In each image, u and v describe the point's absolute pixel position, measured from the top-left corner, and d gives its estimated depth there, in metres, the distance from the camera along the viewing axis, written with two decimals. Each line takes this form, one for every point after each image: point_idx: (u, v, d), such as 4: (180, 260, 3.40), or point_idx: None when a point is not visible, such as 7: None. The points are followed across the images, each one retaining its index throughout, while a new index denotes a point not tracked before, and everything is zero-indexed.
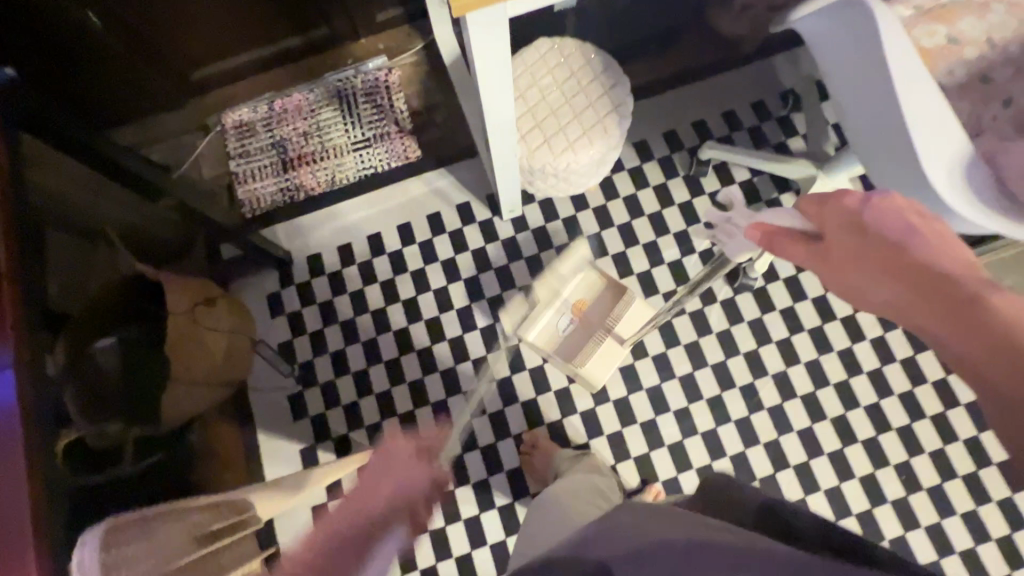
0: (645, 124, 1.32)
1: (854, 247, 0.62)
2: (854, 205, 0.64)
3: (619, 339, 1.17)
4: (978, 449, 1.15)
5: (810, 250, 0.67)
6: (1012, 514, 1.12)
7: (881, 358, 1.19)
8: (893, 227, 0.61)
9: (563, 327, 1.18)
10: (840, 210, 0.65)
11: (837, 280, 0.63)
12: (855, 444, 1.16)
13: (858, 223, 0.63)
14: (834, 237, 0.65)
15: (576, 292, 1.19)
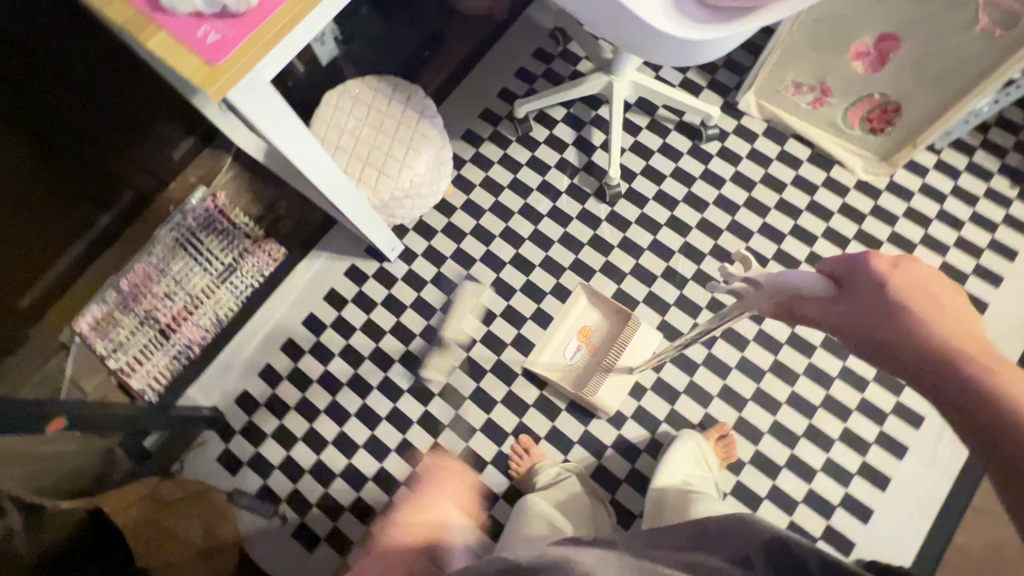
0: (462, 119, 1.42)
1: (895, 320, 0.53)
2: (896, 270, 0.54)
3: (627, 368, 1.19)
4: (862, 197, 1.30)
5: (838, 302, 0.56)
6: (915, 220, 1.28)
7: (751, 181, 1.33)
8: (936, 300, 0.53)
9: (571, 360, 1.23)
10: (883, 277, 0.54)
11: (878, 350, 0.54)
12: (775, 260, 1.28)
13: (902, 292, 0.53)
14: (877, 302, 0.54)
15: (580, 321, 1.25)
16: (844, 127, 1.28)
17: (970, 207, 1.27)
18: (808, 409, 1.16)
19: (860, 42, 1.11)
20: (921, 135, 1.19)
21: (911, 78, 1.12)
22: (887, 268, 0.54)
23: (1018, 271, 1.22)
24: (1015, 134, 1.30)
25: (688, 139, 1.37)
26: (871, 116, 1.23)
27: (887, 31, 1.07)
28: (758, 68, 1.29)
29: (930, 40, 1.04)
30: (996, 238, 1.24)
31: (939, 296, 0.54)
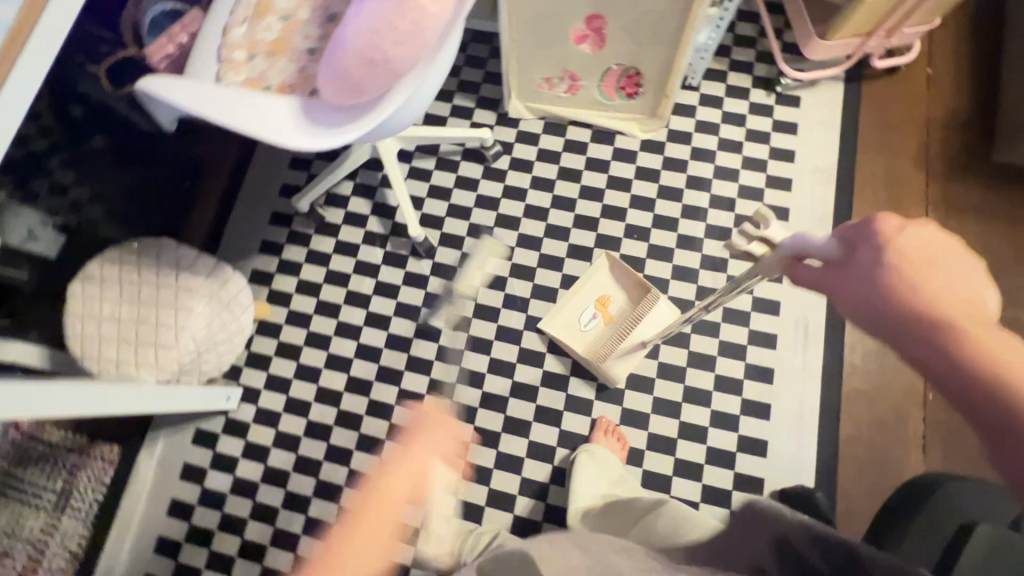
0: (253, 234, 1.34)
1: (883, 286, 0.52)
2: (904, 231, 0.52)
3: (640, 342, 1.17)
4: (650, 156, 1.34)
5: (834, 275, 0.56)
6: (703, 158, 1.33)
7: (549, 180, 1.34)
8: (936, 268, 0.51)
9: (586, 327, 1.22)
10: (885, 246, 0.52)
11: (866, 314, 0.53)
12: (598, 246, 1.30)
13: (901, 262, 0.52)
14: (867, 268, 0.53)
15: (598, 288, 1.24)
16: (605, 100, 1.31)
17: (742, 128, 1.34)
18: (677, 375, 1.19)
19: (575, 29, 1.13)
20: (667, 86, 1.23)
21: (633, 47, 1.15)
22: (896, 231, 0.52)
23: (801, 169, 1.30)
24: (753, 46, 1.38)
25: (477, 164, 1.36)
26: (621, 84, 1.26)
27: (589, 14, 1.09)
28: (506, 75, 1.29)
29: (625, 9, 1.07)
30: (773, 147, 1.32)
31: (943, 261, 0.52)
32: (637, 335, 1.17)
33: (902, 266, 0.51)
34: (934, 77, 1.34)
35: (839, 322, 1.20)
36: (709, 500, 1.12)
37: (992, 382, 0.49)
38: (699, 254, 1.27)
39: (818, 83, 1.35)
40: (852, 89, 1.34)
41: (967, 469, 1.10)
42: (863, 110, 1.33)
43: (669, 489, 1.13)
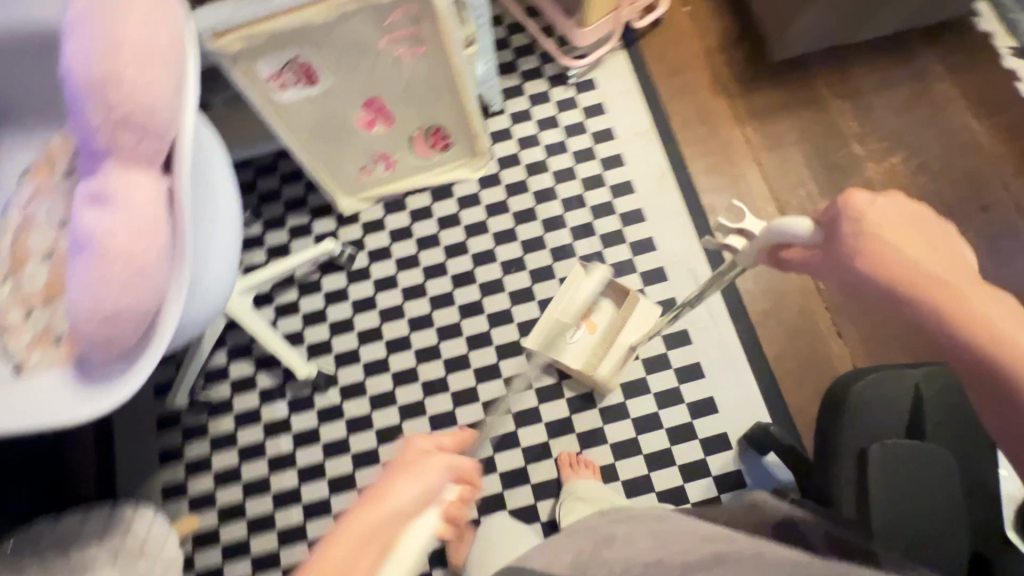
0: (145, 451, 1.23)
1: (861, 254, 0.53)
2: (873, 204, 0.54)
3: (630, 347, 1.16)
4: (491, 189, 1.36)
5: (819, 255, 0.58)
6: (538, 169, 1.36)
7: (411, 255, 1.33)
8: (907, 237, 0.52)
9: (575, 341, 1.19)
10: (852, 223, 0.54)
11: (854, 283, 0.54)
12: (485, 294, 1.29)
13: (867, 237, 0.53)
14: (843, 247, 0.55)
15: (578, 300, 1.19)
16: (426, 161, 1.31)
17: (559, 128, 1.38)
18: None
19: (359, 117, 1.12)
20: (471, 127, 1.24)
21: (419, 109, 1.15)
22: (863, 205, 0.54)
23: (625, 140, 1.36)
24: (532, 54, 1.44)
25: (338, 273, 1.32)
26: (431, 142, 1.26)
27: (364, 99, 1.08)
28: (321, 181, 1.26)
29: (393, 82, 1.06)
30: (592, 132, 1.37)
31: (915, 229, 0.53)
32: (627, 339, 1.17)
33: (876, 237, 0.53)
34: (692, 12, 1.45)
35: (719, 260, 1.26)
36: (690, 476, 1.13)
37: (984, 333, 0.49)
38: (576, 257, 1.30)
39: (602, 60, 1.42)
40: (631, 52, 1.42)
41: (881, 334, 1.18)
42: (650, 66, 1.41)
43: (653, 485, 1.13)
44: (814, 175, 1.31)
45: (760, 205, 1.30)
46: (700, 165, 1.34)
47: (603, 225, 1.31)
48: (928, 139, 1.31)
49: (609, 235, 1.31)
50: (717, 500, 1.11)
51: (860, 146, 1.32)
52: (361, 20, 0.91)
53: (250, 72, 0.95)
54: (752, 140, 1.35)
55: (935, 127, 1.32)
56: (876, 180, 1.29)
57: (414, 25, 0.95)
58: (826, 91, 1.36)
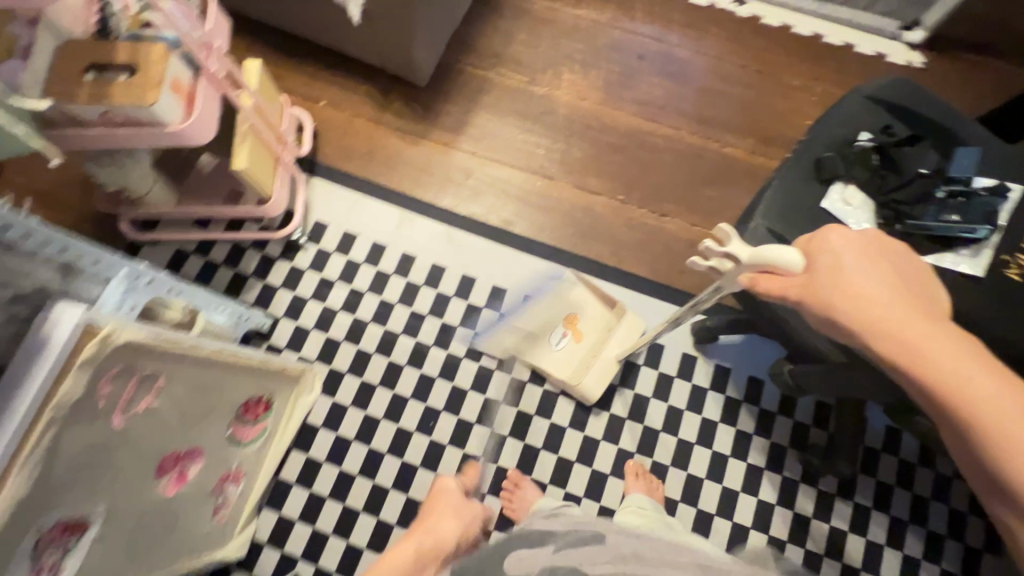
0: None
1: (842, 291, 0.63)
2: (837, 242, 0.66)
3: (615, 357, 1.18)
4: (344, 386, 1.22)
5: (798, 285, 0.67)
6: (359, 330, 1.25)
7: (344, 511, 1.15)
8: (866, 270, 0.64)
9: (558, 348, 1.21)
10: (828, 263, 0.65)
11: (830, 314, 0.64)
12: (434, 465, 1.17)
13: (838, 280, 0.64)
14: (818, 287, 0.65)
15: (566, 307, 1.23)
16: (262, 435, 1.09)
17: (337, 283, 1.27)
18: (583, 409, 1.20)
19: (165, 488, 0.87)
20: (271, 368, 1.06)
21: (215, 413, 0.94)
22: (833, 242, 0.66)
23: (395, 240, 1.30)
24: (244, 253, 1.27)
25: None
26: (249, 418, 1.03)
27: (153, 473, 0.84)
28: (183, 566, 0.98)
29: (164, 430, 0.84)
30: (366, 259, 1.29)
31: (884, 264, 0.65)
32: (610, 346, 1.19)
33: (846, 274, 0.64)
34: (330, 100, 1.39)
35: (551, 251, 1.31)
36: (699, 404, 1.20)
37: (933, 364, 0.59)
38: (463, 359, 1.24)
39: (307, 201, 1.31)
40: (321, 173, 1.33)
41: (682, 191, 1.36)
42: (348, 170, 1.34)
43: (689, 439, 1.18)
44: (539, 131, 1.40)
45: (530, 186, 1.36)
46: (464, 201, 1.34)
47: (453, 315, 1.26)
48: (572, 43, 1.47)
49: (467, 316, 1.26)
50: (729, 399, 1.20)
51: (541, 86, 1.44)
52: (77, 431, 0.68)
53: None
54: (475, 147, 1.38)
55: (567, 31, 1.49)
56: (574, 99, 1.43)
57: (132, 374, 0.75)
58: (478, 69, 1.44)
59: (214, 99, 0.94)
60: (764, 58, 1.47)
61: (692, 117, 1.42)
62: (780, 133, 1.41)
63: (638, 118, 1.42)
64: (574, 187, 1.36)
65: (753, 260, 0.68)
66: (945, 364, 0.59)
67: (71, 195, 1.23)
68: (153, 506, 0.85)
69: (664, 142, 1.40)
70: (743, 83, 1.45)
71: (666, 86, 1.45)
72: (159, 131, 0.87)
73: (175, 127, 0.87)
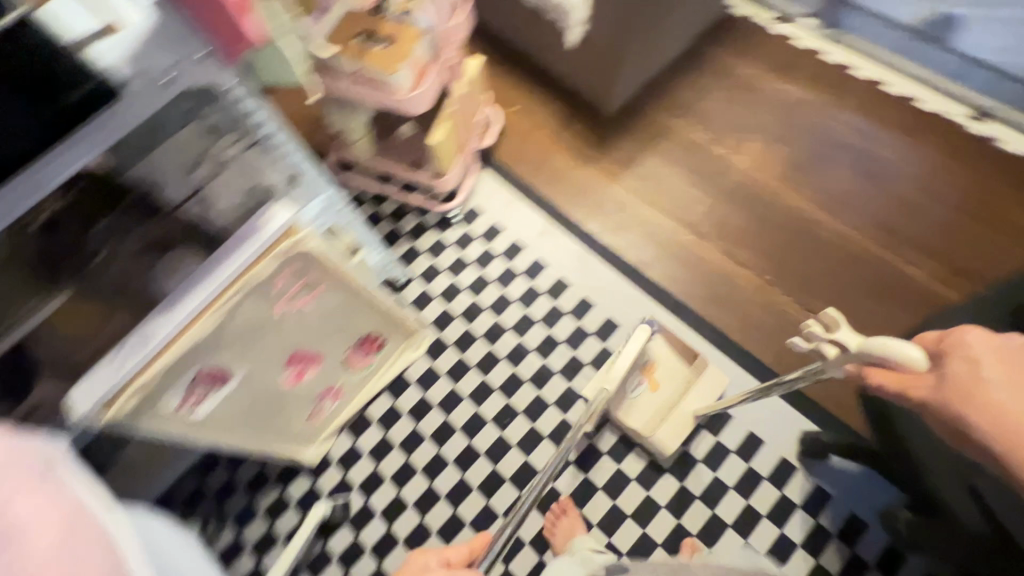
0: None
1: (986, 409, 0.55)
2: (986, 352, 0.57)
3: (692, 414, 1.13)
4: (444, 355, 1.30)
5: (927, 393, 0.59)
6: (475, 312, 1.34)
7: (404, 465, 1.22)
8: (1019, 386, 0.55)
9: (632, 394, 1.15)
10: (964, 377, 0.56)
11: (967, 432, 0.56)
12: (496, 459, 1.21)
13: (982, 392, 0.55)
14: (953, 399, 0.56)
15: (645, 354, 1.16)
16: (368, 369, 1.21)
17: (471, 265, 1.38)
18: (656, 469, 1.16)
19: (287, 376, 1.02)
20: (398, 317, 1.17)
21: (344, 332, 1.08)
22: (979, 349, 0.57)
23: (534, 246, 1.38)
24: (408, 214, 1.44)
25: (337, 532, 1.17)
26: (365, 351, 1.17)
27: (284, 361, 0.99)
28: (269, 450, 1.12)
29: (306, 332, 0.99)
30: (503, 253, 1.38)
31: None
32: (689, 405, 1.13)
33: (997, 387, 0.55)
34: (522, 108, 1.52)
35: (677, 304, 1.29)
36: (784, 518, 1.09)
37: None
38: (557, 374, 1.27)
39: (473, 187, 1.44)
40: (493, 168, 1.46)
41: (838, 293, 1.26)
42: (516, 171, 1.46)
43: (758, 548, 1.07)
44: (704, 188, 1.40)
45: (677, 237, 1.36)
46: (609, 230, 1.38)
47: (562, 331, 1.30)
48: (766, 116, 1.45)
49: (575, 336, 1.29)
50: (820, 526, 1.08)
51: (722, 148, 1.43)
52: (249, 305, 0.84)
53: (158, 416, 0.84)
54: (637, 186, 1.42)
55: (768, 104, 1.47)
56: (751, 169, 1.40)
57: (304, 275, 0.90)
58: (664, 116, 1.48)
59: (438, 85, 1.10)
60: (986, 185, 1.31)
61: (875, 222, 1.31)
62: (975, 269, 1.25)
63: (813, 205, 1.35)
64: (721, 252, 1.33)
65: (862, 350, 0.64)
66: None
67: (304, 127, 1.50)
68: (274, 386, 1.01)
69: (834, 237, 1.31)
70: (949, 203, 1.31)
71: (856, 182, 1.36)
72: (389, 97, 1.04)
73: (399, 98, 1.04)
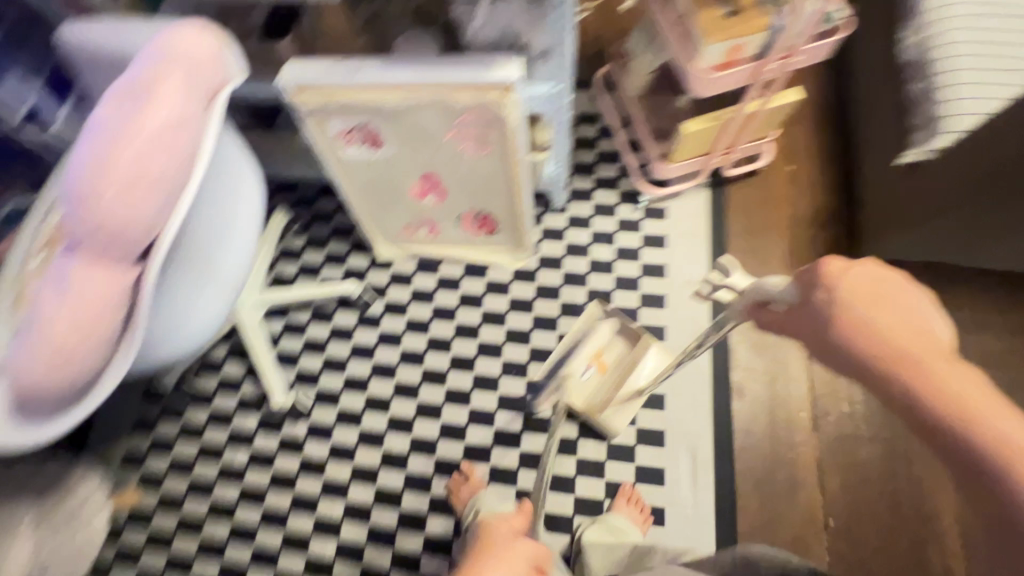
0: (122, 415, 1.24)
1: (834, 341, 0.49)
2: (847, 272, 0.50)
3: (634, 394, 1.15)
4: (524, 283, 1.31)
5: (797, 330, 0.54)
6: (577, 279, 1.30)
7: (423, 320, 1.30)
8: (879, 308, 0.47)
9: (585, 380, 1.18)
10: (823, 299, 0.50)
11: (827, 359, 0.50)
12: (476, 387, 1.23)
13: (847, 317, 0.48)
14: (817, 323, 0.50)
15: (594, 339, 1.21)
16: (469, 238, 1.27)
17: (612, 246, 1.32)
18: (565, 527, 1.12)
19: (414, 186, 1.11)
20: (521, 227, 1.21)
21: (476, 197, 1.13)
22: (836, 273, 0.50)
23: (673, 283, 1.28)
24: (612, 163, 1.39)
25: (346, 311, 1.31)
26: (478, 225, 1.22)
27: (421, 174, 1.07)
28: (360, 219, 1.24)
29: (451, 168, 1.05)
30: (645, 263, 1.30)
31: (890, 301, 0.48)
32: (632, 383, 1.16)
33: (874, 322, 0.47)
34: (795, 174, 1.33)
35: (728, 449, 1.14)
36: None
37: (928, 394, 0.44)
38: None
39: (681, 194, 1.34)
40: (713, 196, 1.34)
41: None
42: (727, 216, 1.32)
43: None
44: (868, 396, 1.17)
45: (794, 404, 1.17)
46: (744, 336, 1.22)
47: None
48: None
49: None
50: None
51: None
52: (432, 112, 0.91)
53: (320, 125, 0.97)
54: None
55: None
56: None
57: (483, 129, 0.94)
58: None
59: (740, 83, 0.97)
60: None
61: None
62: None
63: (952, 521, 1.08)
64: (814, 458, 1.13)
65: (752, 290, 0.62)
66: (963, 403, 0.43)
67: (612, 29, 1.47)
68: (400, 183, 1.11)
69: (934, 562, 1.06)
70: None
71: None
72: (687, 58, 0.95)
73: (695, 68, 0.94)
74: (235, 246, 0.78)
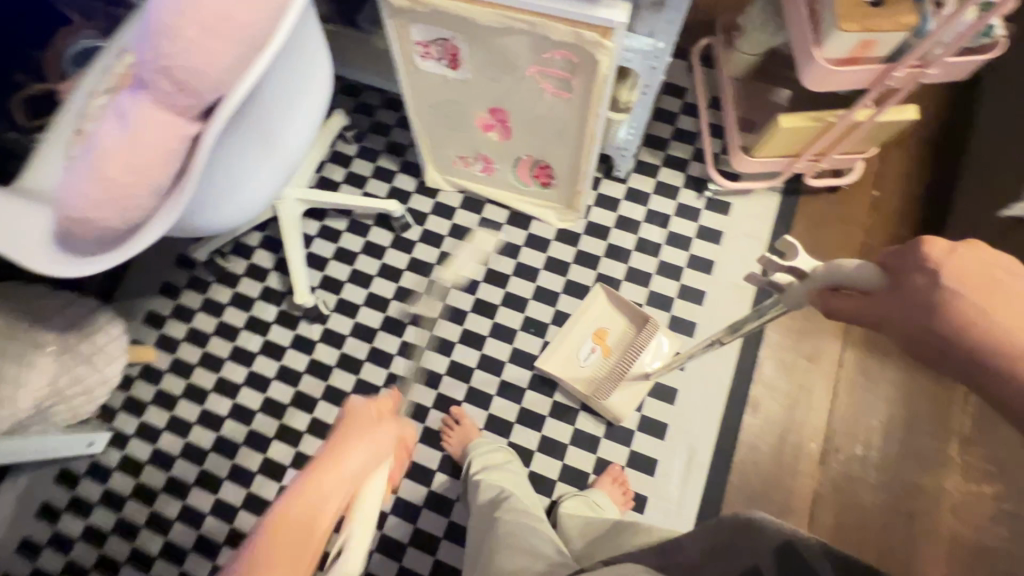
0: (152, 275, 1.27)
1: (940, 332, 0.45)
2: (952, 259, 0.45)
3: (641, 373, 1.13)
4: (565, 245, 1.27)
5: (884, 313, 0.49)
6: (620, 254, 1.26)
7: (456, 256, 1.28)
8: (1002, 300, 0.44)
9: (585, 362, 1.17)
10: (951, 281, 0.45)
11: (923, 351, 0.47)
12: (493, 335, 1.22)
13: (981, 308, 0.44)
14: (935, 311, 0.45)
15: (596, 321, 1.19)
16: (522, 185, 1.23)
17: (665, 229, 1.26)
18: (546, 489, 1.13)
19: (481, 117, 1.06)
20: (578, 187, 1.16)
21: (542, 144, 1.08)
22: (941, 254, 0.46)
23: (718, 282, 1.22)
24: (687, 144, 1.31)
25: (383, 229, 1.30)
26: (535, 173, 1.18)
27: (491, 106, 1.02)
28: (419, 139, 1.21)
29: (525, 106, 0.99)
30: (694, 254, 1.24)
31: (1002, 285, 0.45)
32: (637, 366, 1.13)
33: (987, 314, 0.44)
34: (879, 201, 1.24)
35: (726, 458, 1.12)
36: None
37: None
38: None
39: (752, 193, 1.26)
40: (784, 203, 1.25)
41: None
42: (794, 227, 1.24)
43: None
44: (886, 445, 1.12)
45: (806, 433, 1.13)
46: (776, 354, 1.17)
47: None
48: None
49: None
50: None
51: (955, 451, 1.11)
52: (524, 42, 0.85)
53: (402, 29, 0.92)
54: (846, 366, 1.16)
55: None
56: (943, 495, 1.09)
57: (571, 74, 0.89)
58: None
59: (860, 84, 0.89)
60: None
61: None
62: None
63: None
64: (812, 490, 1.10)
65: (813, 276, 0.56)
66: None
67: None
68: (468, 110, 1.06)
69: None
70: None
71: None
72: (810, 45, 0.86)
73: (819, 57, 0.86)
74: (292, 135, 0.77)
